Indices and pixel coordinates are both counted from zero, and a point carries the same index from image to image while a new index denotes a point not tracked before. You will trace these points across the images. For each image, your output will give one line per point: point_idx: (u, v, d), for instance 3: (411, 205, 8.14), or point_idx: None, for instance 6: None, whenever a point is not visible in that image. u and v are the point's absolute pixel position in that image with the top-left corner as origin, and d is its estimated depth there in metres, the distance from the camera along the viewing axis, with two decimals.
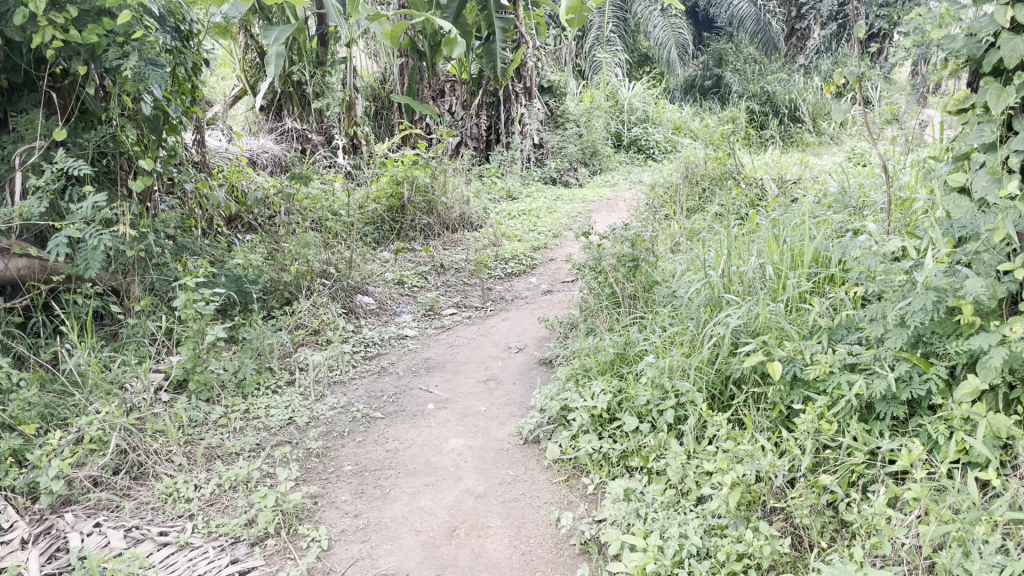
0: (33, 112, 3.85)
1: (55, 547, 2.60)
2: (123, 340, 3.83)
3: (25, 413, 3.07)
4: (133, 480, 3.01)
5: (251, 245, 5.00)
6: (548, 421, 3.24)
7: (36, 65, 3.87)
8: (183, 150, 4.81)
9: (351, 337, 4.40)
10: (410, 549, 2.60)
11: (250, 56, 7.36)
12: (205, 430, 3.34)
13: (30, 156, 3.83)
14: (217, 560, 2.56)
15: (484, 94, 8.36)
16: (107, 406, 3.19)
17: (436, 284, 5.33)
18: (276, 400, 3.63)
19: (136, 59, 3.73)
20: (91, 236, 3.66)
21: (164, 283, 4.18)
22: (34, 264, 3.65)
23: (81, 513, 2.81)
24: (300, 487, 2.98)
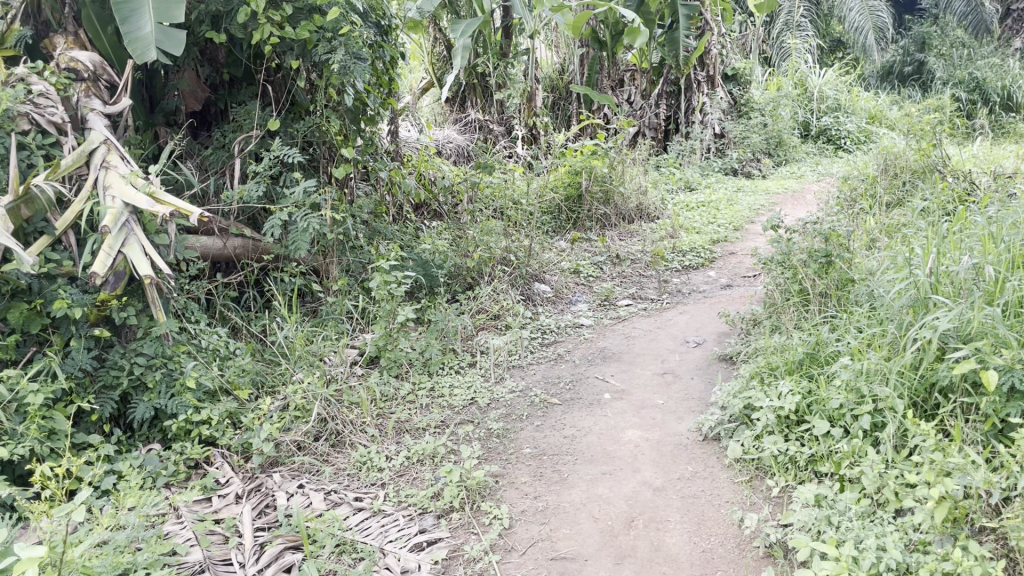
0: (251, 103, 4.20)
1: (264, 503, 2.82)
2: (323, 317, 4.12)
3: (240, 379, 3.37)
4: (331, 446, 3.23)
5: (436, 231, 5.21)
6: (729, 419, 3.15)
7: (254, 60, 4.22)
8: (378, 140, 5.08)
9: (529, 323, 4.47)
10: (589, 536, 2.62)
11: (437, 50, 7.63)
12: (394, 405, 3.54)
13: (248, 144, 4.19)
14: (407, 528, 2.70)
15: (665, 84, 8.31)
16: (310, 376, 3.45)
17: (612, 274, 5.32)
18: (459, 380, 3.77)
19: (342, 53, 3.98)
20: (301, 219, 3.97)
21: (359, 265, 4.45)
22: (249, 244, 4.05)
23: (286, 474, 3.05)
24: (482, 466, 3.08)
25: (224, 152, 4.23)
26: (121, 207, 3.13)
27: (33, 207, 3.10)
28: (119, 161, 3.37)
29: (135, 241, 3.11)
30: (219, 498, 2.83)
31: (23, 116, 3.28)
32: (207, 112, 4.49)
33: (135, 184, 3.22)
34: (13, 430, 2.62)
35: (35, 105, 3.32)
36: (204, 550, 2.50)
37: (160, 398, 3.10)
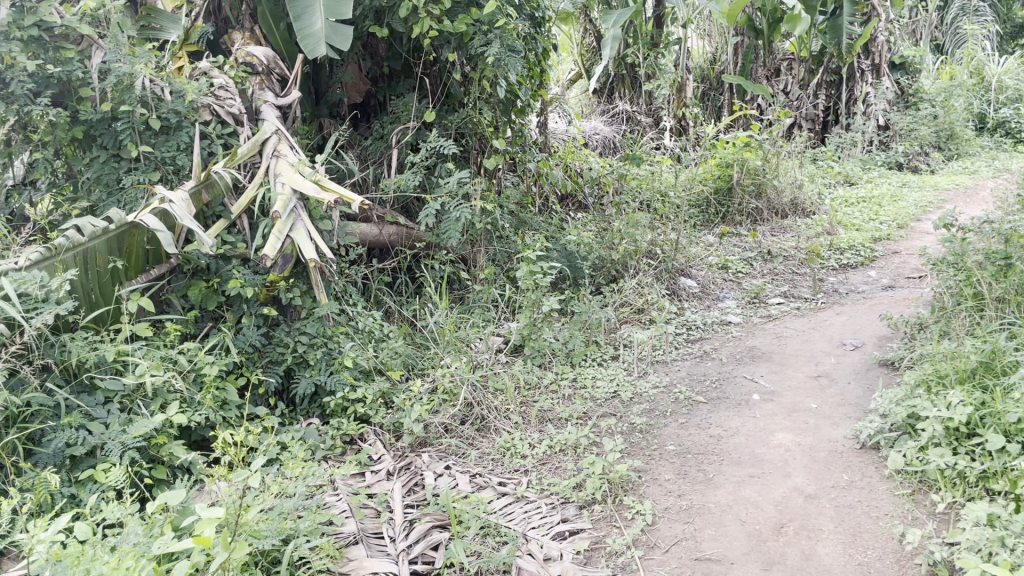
0: (408, 96, 4.35)
1: (413, 481, 2.93)
2: (470, 305, 4.21)
3: (392, 360, 3.51)
4: (477, 431, 3.31)
5: (582, 222, 5.21)
6: (890, 428, 2.98)
7: (413, 54, 4.36)
8: (528, 132, 5.13)
9: (675, 318, 4.39)
10: (735, 539, 2.55)
11: (586, 40, 7.60)
12: (538, 393, 3.58)
13: (405, 135, 4.33)
14: (550, 516, 2.72)
15: (825, 73, 7.94)
16: (458, 361, 3.54)
17: (763, 271, 5.14)
18: (602, 372, 3.76)
19: (497, 46, 4.03)
20: (454, 209, 4.07)
21: (505, 255, 4.52)
22: (403, 231, 4.22)
23: (434, 454, 3.14)
24: (625, 460, 3.06)
25: (382, 143, 4.40)
26: (289, 193, 3.33)
27: (213, 191, 3.35)
28: (288, 150, 3.56)
29: (301, 226, 3.29)
30: (372, 474, 2.96)
31: (206, 108, 3.54)
32: (367, 105, 4.67)
33: (302, 173, 3.40)
34: (191, 399, 2.82)
35: (217, 97, 3.57)
36: (357, 522, 2.61)
37: (320, 375, 3.27)
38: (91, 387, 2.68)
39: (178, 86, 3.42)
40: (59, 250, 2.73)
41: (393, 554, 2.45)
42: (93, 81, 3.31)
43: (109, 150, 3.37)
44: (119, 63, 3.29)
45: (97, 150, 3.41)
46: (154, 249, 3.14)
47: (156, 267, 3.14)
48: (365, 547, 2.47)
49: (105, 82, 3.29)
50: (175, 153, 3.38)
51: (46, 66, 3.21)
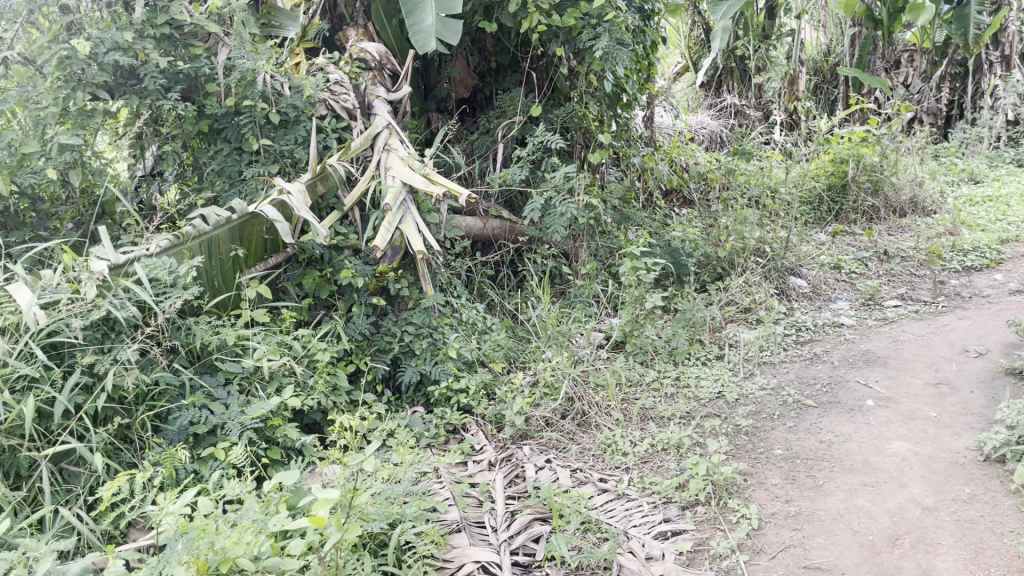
0: (515, 90, 4.37)
1: (514, 473, 2.95)
2: (572, 299, 4.21)
3: (494, 353, 3.54)
4: (578, 426, 3.30)
5: (687, 218, 5.12)
6: (1018, 441, 2.81)
7: (521, 48, 4.37)
8: (634, 126, 5.08)
9: (783, 319, 4.26)
10: (847, 549, 2.46)
11: (694, 33, 7.45)
12: (640, 391, 3.54)
13: (511, 129, 4.36)
14: (651, 515, 2.69)
15: (949, 65, 7.56)
16: (559, 355, 3.54)
17: (878, 272, 4.93)
18: (707, 372, 3.68)
19: (606, 39, 4.01)
20: (560, 203, 4.05)
21: (608, 250, 4.49)
22: (506, 226, 4.27)
23: (535, 447, 3.16)
24: (729, 462, 2.99)
25: (488, 137, 4.44)
26: (399, 186, 3.40)
27: (327, 183, 3.47)
28: (399, 144, 3.64)
29: (410, 218, 3.36)
30: (474, 464, 3.00)
31: (322, 103, 3.66)
32: (474, 100, 4.71)
33: (412, 166, 3.47)
34: (304, 383, 2.92)
35: (332, 92, 3.68)
36: (460, 510, 2.65)
37: (425, 365, 3.34)
38: (213, 369, 2.82)
39: (297, 82, 3.55)
40: (186, 238, 2.89)
41: (495, 544, 2.48)
42: (218, 77, 3.47)
43: (231, 143, 3.53)
44: (243, 60, 3.42)
45: (221, 143, 3.58)
46: (271, 239, 3.28)
47: (273, 256, 3.28)
48: (467, 536, 2.51)
49: (229, 78, 3.44)
50: (293, 147, 3.50)
51: (176, 63, 3.38)
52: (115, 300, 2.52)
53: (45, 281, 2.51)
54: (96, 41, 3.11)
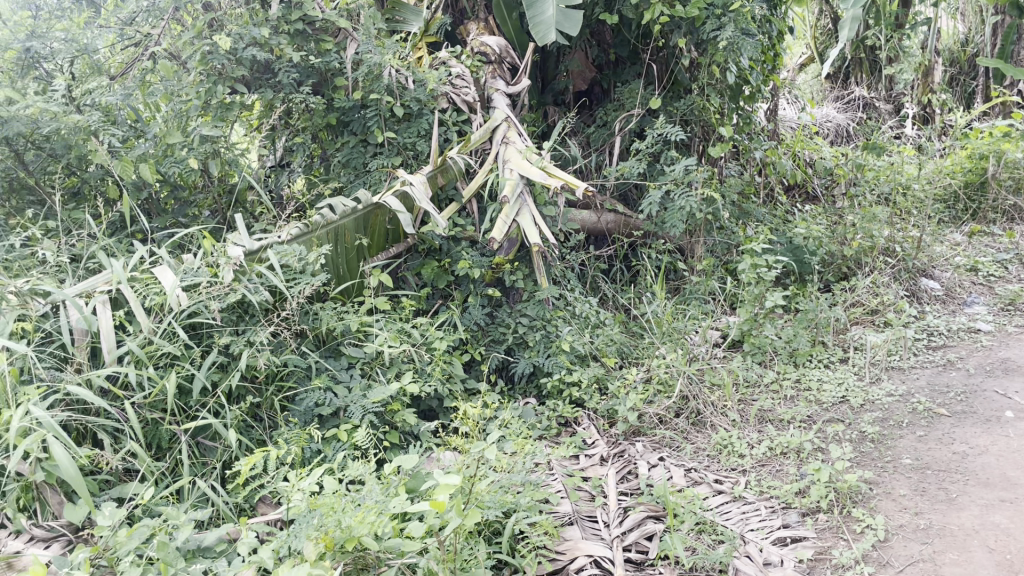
0: (635, 83, 4.32)
1: (627, 469, 2.92)
2: (687, 296, 4.13)
3: (607, 347, 3.52)
4: (692, 424, 3.23)
5: (810, 215, 4.93)
6: None
7: (642, 40, 4.32)
8: (756, 119, 4.93)
9: (913, 322, 4.05)
10: (983, 567, 2.31)
11: (821, 23, 7.16)
12: (758, 392, 3.44)
13: (629, 122, 4.32)
14: (769, 520, 2.61)
15: None
16: (674, 352, 3.47)
17: (1020, 275, 4.61)
18: (830, 375, 3.54)
19: (731, 30, 3.90)
20: (679, 197, 3.97)
21: (726, 247, 4.38)
22: (620, 220, 4.23)
23: (648, 445, 3.12)
24: (853, 470, 2.87)
25: (606, 130, 4.41)
26: (517, 178, 3.43)
27: (447, 176, 3.53)
28: (517, 136, 3.66)
29: (527, 211, 3.38)
30: (585, 458, 2.99)
31: (444, 96, 3.73)
32: (593, 92, 4.69)
33: (530, 159, 3.49)
34: (422, 370, 2.98)
35: (453, 86, 3.74)
36: (572, 503, 2.65)
37: (539, 357, 3.35)
38: (337, 353, 2.92)
39: (421, 75, 3.62)
40: (315, 227, 3.02)
41: (607, 539, 2.46)
42: (347, 71, 3.58)
43: (358, 136, 3.64)
44: (371, 54, 3.52)
45: (348, 135, 3.69)
46: (393, 229, 3.37)
47: (394, 246, 3.37)
48: (579, 529, 2.50)
49: (357, 72, 3.55)
50: (415, 139, 3.58)
51: (309, 57, 3.51)
52: (250, 284, 2.66)
53: (187, 265, 2.68)
54: (237, 37, 3.27)
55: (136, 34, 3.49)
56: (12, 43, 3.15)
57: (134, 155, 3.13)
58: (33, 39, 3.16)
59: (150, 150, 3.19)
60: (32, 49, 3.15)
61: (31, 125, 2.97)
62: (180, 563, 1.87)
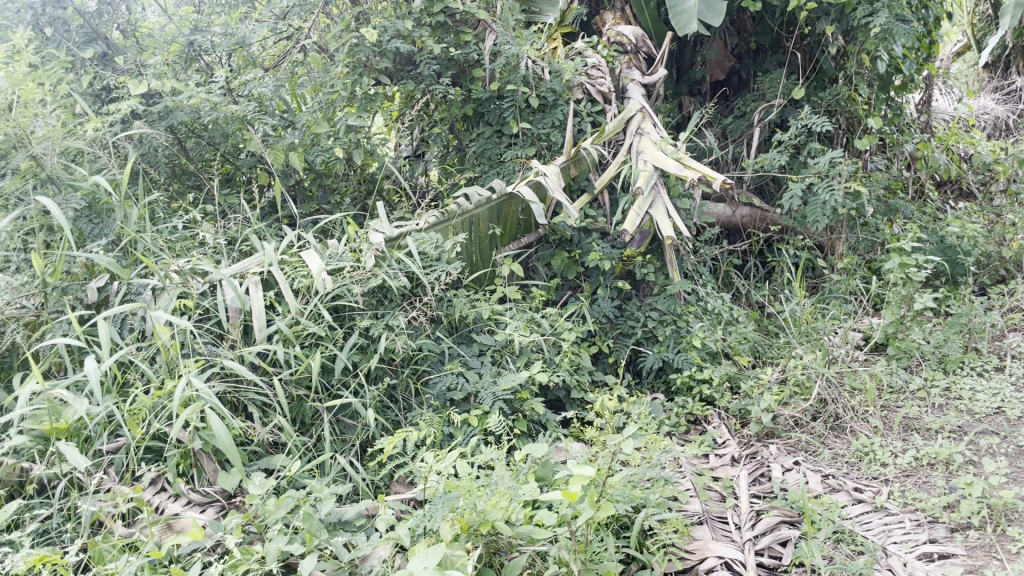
0: (776, 72, 4.17)
1: (759, 471, 2.83)
2: (826, 295, 3.95)
3: (741, 345, 3.42)
4: (830, 429, 3.10)
5: (965, 212, 4.62)
6: None
7: (786, 28, 4.17)
8: (906, 111, 4.67)
9: None
10: None
11: (980, 8, 6.68)
12: (902, 399, 3.26)
13: (769, 113, 4.17)
14: (915, 534, 2.47)
15: None
16: (812, 352, 3.33)
17: None
18: (984, 385, 3.27)
19: (885, 15, 3.70)
20: (822, 191, 3.80)
21: (870, 245, 4.16)
22: (756, 214, 4.12)
23: (782, 448, 3.01)
24: (1010, 486, 2.65)
25: (744, 122, 4.29)
26: (651, 170, 3.38)
27: (580, 167, 3.53)
28: (652, 127, 3.60)
29: (661, 203, 3.33)
30: (716, 457, 2.92)
31: (579, 87, 3.72)
32: (731, 82, 4.56)
33: (665, 150, 3.43)
34: (551, 360, 2.98)
35: (589, 76, 3.73)
36: (702, 503, 2.59)
37: (668, 352, 3.30)
38: (469, 340, 2.97)
39: (557, 66, 3.62)
40: (452, 216, 3.08)
41: (738, 542, 2.40)
42: (485, 62, 3.63)
43: (493, 127, 3.68)
44: (508, 45, 3.52)
45: (483, 126, 3.74)
46: (525, 219, 3.40)
47: (526, 236, 3.40)
48: (710, 530, 2.45)
49: (495, 63, 3.59)
50: (549, 130, 3.59)
51: (449, 49, 3.58)
52: (389, 271, 2.76)
53: (333, 250, 2.82)
54: (382, 30, 3.38)
55: (287, 28, 3.66)
56: (178, 37, 3.38)
57: (284, 144, 3.30)
58: (197, 33, 3.38)
59: (299, 139, 3.35)
60: (196, 43, 3.37)
61: (193, 115, 3.18)
62: (323, 534, 1.97)
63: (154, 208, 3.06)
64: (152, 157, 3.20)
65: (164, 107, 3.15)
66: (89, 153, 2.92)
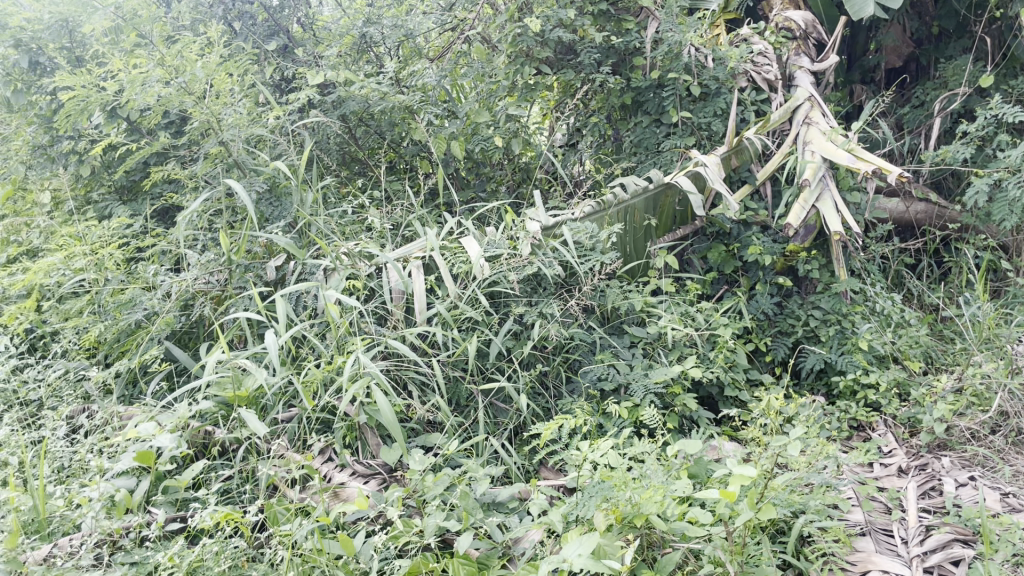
0: (962, 58, 3.87)
1: (930, 485, 2.63)
2: (1010, 300, 3.64)
3: (911, 350, 3.19)
4: (1011, 444, 2.79)
5: None
6: None
7: (975, 12, 3.86)
8: None
9: None
10: None
11: None
12: None
13: (952, 102, 3.88)
14: None
15: None
16: (994, 360, 3.06)
17: None
18: None
19: None
20: (1012, 187, 3.49)
21: None
22: (932, 210, 3.87)
23: (957, 461, 2.77)
24: None
25: (923, 112, 4.01)
26: (819, 162, 3.23)
27: (742, 157, 3.42)
28: (821, 117, 3.44)
29: (829, 196, 3.18)
30: (881, 467, 2.77)
31: (744, 75, 3.60)
32: (909, 69, 4.27)
33: (835, 141, 3.26)
34: (705, 356, 2.88)
35: (755, 64, 3.60)
36: (865, 513, 2.46)
37: (831, 353, 3.14)
38: (621, 331, 2.95)
39: (722, 53, 3.51)
40: (608, 205, 3.07)
41: (905, 557, 2.25)
42: (646, 50, 3.56)
43: (651, 116, 3.62)
44: (672, 32, 3.44)
45: (642, 115, 3.69)
46: (682, 211, 3.34)
47: (682, 228, 3.34)
48: (873, 542, 2.32)
49: (657, 51, 3.52)
50: (711, 119, 3.49)
51: (610, 37, 3.56)
52: (545, 259, 2.78)
53: (491, 237, 2.87)
54: (545, 19, 3.39)
55: (452, 19, 3.75)
56: (352, 29, 3.54)
57: (447, 133, 3.39)
58: (370, 25, 3.52)
59: (460, 128, 3.43)
60: (368, 34, 3.53)
61: (363, 104, 3.33)
62: (479, 514, 2.01)
63: (327, 192, 3.22)
64: (325, 144, 3.39)
65: (338, 97, 3.31)
66: (271, 140, 3.12)
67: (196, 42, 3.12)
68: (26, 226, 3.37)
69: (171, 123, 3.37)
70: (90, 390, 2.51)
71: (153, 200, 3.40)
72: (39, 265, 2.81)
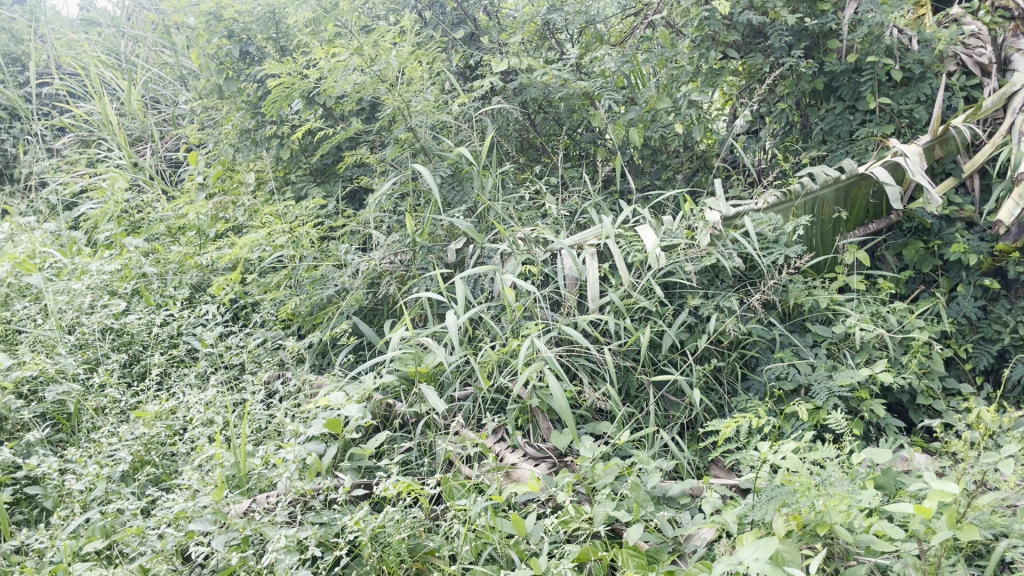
0: None
1: None
2: None
3: None
4: None
5: None
6: None
7: None
8: None
9: None
10: None
11: None
12: None
13: None
14: None
15: None
16: None
17: None
18: None
19: None
20: None
21: None
22: None
23: None
24: None
25: None
26: None
27: (946, 148, 3.17)
28: None
29: None
30: None
31: (953, 58, 3.32)
32: None
33: None
34: (896, 360, 2.68)
35: (966, 46, 3.31)
36: None
37: None
38: (803, 328, 2.82)
39: (928, 35, 3.26)
40: (795, 196, 2.94)
41: None
42: (843, 33, 3.35)
43: (846, 102, 3.42)
44: (872, 13, 3.20)
45: (834, 101, 3.49)
46: (876, 204, 3.14)
47: (875, 222, 3.14)
48: None
49: (855, 33, 3.29)
50: (914, 105, 3.26)
51: (804, 19, 3.36)
52: (724, 250, 2.70)
53: (668, 227, 2.83)
54: (735, 3, 3.26)
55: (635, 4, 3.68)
56: (536, 16, 3.60)
57: (626, 120, 3.38)
58: (553, 12, 3.56)
59: (640, 115, 3.39)
60: (552, 22, 3.57)
61: (545, 91, 3.37)
62: (650, 506, 2.00)
63: (505, 178, 3.28)
64: (506, 130, 3.46)
65: (519, 84, 3.37)
66: (455, 126, 3.23)
67: (391, 31, 3.25)
68: (233, 204, 3.65)
69: (363, 110, 3.54)
70: (285, 359, 2.72)
71: (344, 183, 3.60)
72: (245, 241, 3.02)
